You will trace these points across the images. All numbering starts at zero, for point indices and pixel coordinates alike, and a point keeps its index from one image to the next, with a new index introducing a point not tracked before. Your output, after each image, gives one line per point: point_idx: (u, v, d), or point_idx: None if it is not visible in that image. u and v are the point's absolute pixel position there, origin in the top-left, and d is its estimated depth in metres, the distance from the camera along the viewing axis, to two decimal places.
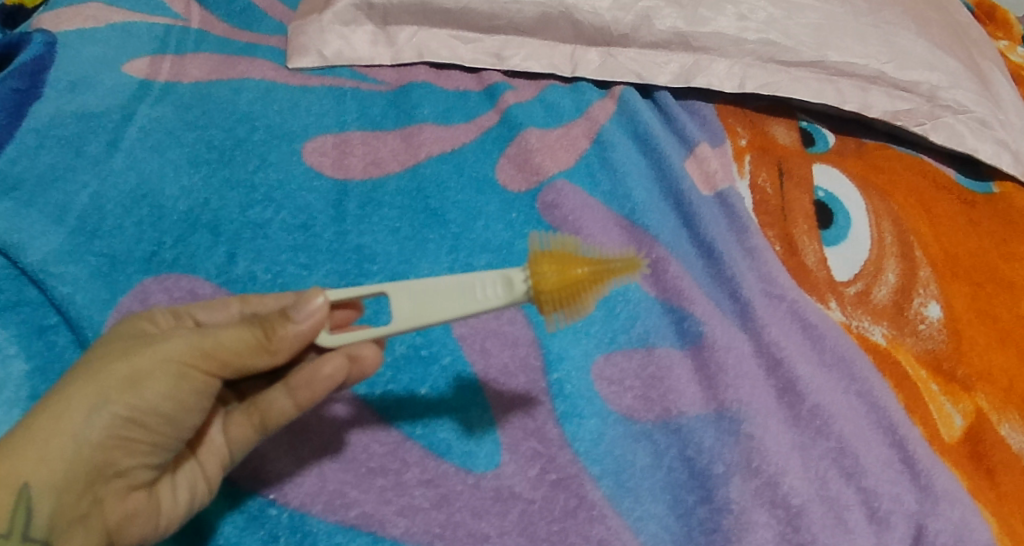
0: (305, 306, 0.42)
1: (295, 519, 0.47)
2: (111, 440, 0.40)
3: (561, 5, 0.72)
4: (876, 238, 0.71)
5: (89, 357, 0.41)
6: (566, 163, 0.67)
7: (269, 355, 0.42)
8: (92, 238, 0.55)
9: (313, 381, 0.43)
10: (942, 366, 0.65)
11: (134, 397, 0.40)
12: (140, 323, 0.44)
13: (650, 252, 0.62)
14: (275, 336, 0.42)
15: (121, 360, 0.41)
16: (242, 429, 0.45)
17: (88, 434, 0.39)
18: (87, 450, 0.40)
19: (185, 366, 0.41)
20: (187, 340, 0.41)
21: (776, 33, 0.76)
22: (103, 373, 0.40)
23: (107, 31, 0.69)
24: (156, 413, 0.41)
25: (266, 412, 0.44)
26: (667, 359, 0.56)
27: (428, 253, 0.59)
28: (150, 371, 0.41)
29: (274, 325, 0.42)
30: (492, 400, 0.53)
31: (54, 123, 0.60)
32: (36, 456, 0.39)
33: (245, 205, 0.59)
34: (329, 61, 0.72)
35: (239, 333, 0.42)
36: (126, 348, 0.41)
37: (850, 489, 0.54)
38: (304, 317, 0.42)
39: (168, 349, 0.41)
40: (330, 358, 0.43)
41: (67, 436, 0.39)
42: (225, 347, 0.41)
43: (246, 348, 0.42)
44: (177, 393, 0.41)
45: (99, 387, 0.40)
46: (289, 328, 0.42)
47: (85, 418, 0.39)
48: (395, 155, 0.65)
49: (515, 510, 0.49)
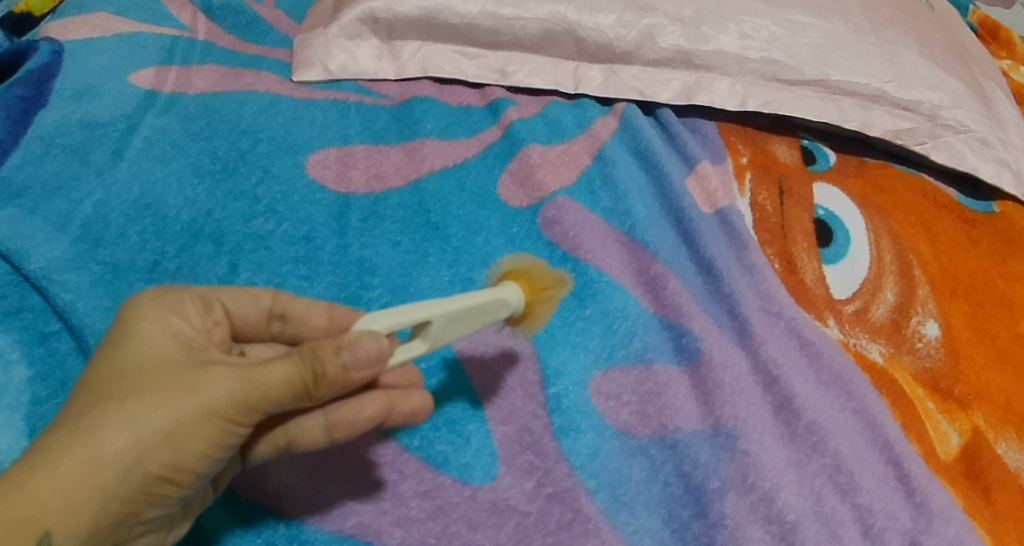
0: (361, 352, 0.40)
1: (292, 528, 0.47)
2: (141, 494, 0.39)
3: (565, 22, 0.73)
4: (875, 257, 0.72)
5: (121, 389, 0.39)
6: (567, 180, 0.68)
7: (309, 399, 0.41)
8: (96, 247, 0.56)
9: (356, 420, 0.45)
10: (940, 385, 0.65)
11: (173, 456, 0.39)
12: (171, 332, 0.41)
13: (650, 268, 0.62)
14: (323, 387, 0.40)
15: (161, 411, 0.38)
16: (266, 448, 0.44)
17: (120, 488, 0.38)
18: (118, 503, 0.38)
19: (227, 424, 0.39)
20: (232, 393, 0.39)
21: (778, 52, 0.77)
22: (143, 421, 0.38)
23: (114, 41, 0.71)
24: (191, 470, 0.40)
25: (300, 433, 0.44)
26: (664, 375, 0.56)
27: (428, 266, 0.60)
28: (189, 428, 0.39)
29: (327, 372, 0.40)
30: (489, 414, 0.53)
31: (61, 131, 0.61)
32: (62, 504, 0.37)
33: (248, 217, 0.60)
34: (333, 75, 0.73)
35: (284, 378, 0.40)
36: (164, 390, 0.39)
37: (845, 505, 0.54)
38: (358, 362, 0.40)
39: (212, 402, 0.39)
40: (373, 400, 0.46)
41: (97, 489, 0.37)
42: (270, 400, 0.40)
43: (286, 396, 0.40)
44: (212, 448, 0.40)
45: (136, 437, 0.38)
46: (339, 374, 0.40)
47: (121, 472, 0.38)
48: (397, 169, 0.66)
49: (510, 522, 0.49)
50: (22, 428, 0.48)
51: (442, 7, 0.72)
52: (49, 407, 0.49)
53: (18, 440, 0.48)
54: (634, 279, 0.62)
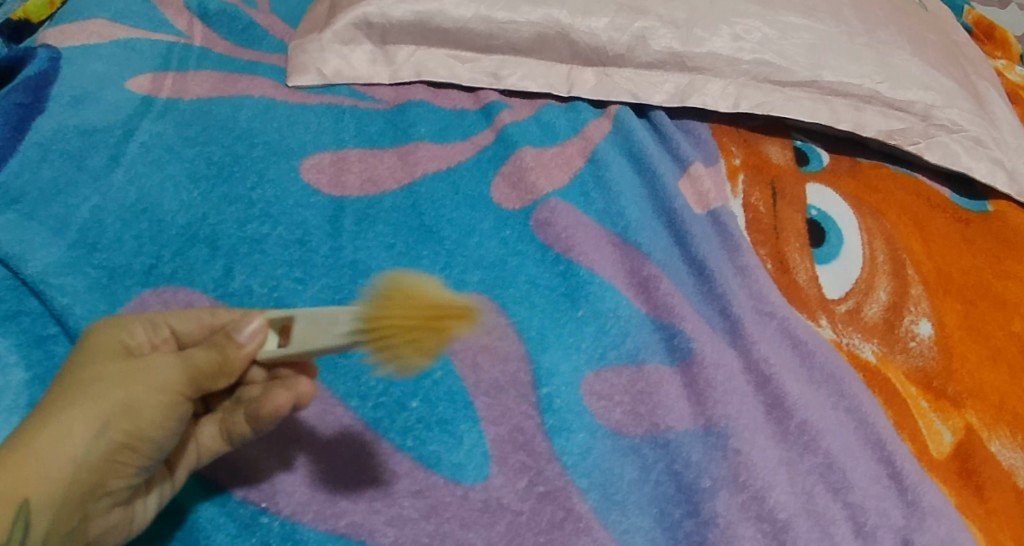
0: (249, 328, 0.43)
1: (286, 528, 0.48)
2: (107, 464, 0.40)
3: (558, 25, 0.74)
4: (867, 256, 0.72)
5: (78, 379, 0.41)
6: (560, 182, 0.68)
7: (227, 377, 0.43)
8: (92, 251, 0.56)
9: (263, 414, 0.43)
10: (932, 383, 0.65)
11: (132, 424, 0.40)
12: (119, 337, 0.43)
13: (642, 269, 0.63)
14: (228, 360, 0.42)
15: (116, 387, 0.40)
16: (211, 439, 0.45)
17: (87, 457, 0.39)
18: (86, 473, 0.39)
19: (176, 396, 0.41)
20: (176, 367, 0.41)
21: (770, 53, 0.77)
22: (100, 397, 0.40)
23: (111, 47, 0.71)
24: (150, 439, 0.41)
25: (232, 425, 0.44)
26: (656, 375, 0.57)
27: (422, 269, 0.60)
28: (144, 398, 0.40)
29: (232, 353, 0.42)
30: (481, 414, 0.54)
31: (58, 137, 0.62)
32: (33, 476, 0.38)
33: (243, 220, 0.60)
34: (328, 79, 0.74)
35: (209, 356, 0.42)
36: (116, 373, 0.41)
37: (837, 504, 0.55)
38: (251, 338, 0.43)
39: (162, 375, 0.41)
40: (275, 392, 0.43)
41: (66, 458, 0.39)
42: (203, 374, 0.42)
43: (212, 372, 0.42)
44: (167, 418, 0.41)
45: (97, 409, 0.40)
46: (240, 351, 0.42)
47: (86, 441, 0.39)
48: (391, 173, 0.67)
49: (503, 522, 0.50)
50: None
51: (436, 12, 0.73)
52: None
53: None
54: (627, 280, 0.63)
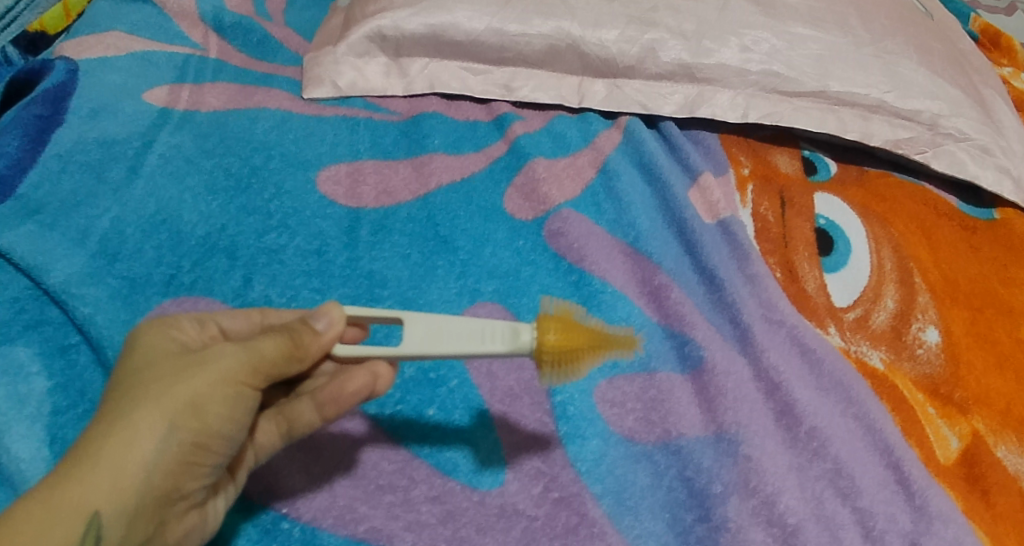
0: (325, 317, 0.46)
1: (306, 532, 0.49)
2: (179, 465, 0.42)
3: (568, 37, 0.74)
4: (876, 265, 0.73)
5: (137, 383, 0.42)
6: (572, 193, 0.69)
7: (299, 362, 0.45)
8: (113, 261, 0.58)
9: (340, 397, 0.46)
10: (940, 390, 0.66)
11: (199, 422, 0.42)
12: (171, 335, 0.45)
13: (654, 278, 0.64)
14: (303, 344, 0.45)
15: (180, 384, 0.42)
16: (268, 436, 0.47)
17: (158, 461, 0.41)
18: (158, 477, 0.41)
19: (240, 386, 0.43)
20: (238, 356, 0.43)
21: (779, 64, 0.77)
22: (164, 396, 0.42)
23: (128, 59, 0.73)
24: (217, 436, 0.43)
25: (294, 418, 0.47)
26: (668, 383, 0.58)
27: (437, 279, 0.61)
28: (208, 393, 0.42)
29: (306, 338, 0.45)
30: (496, 422, 0.55)
31: (78, 149, 0.63)
32: (107, 487, 0.40)
33: (261, 231, 0.62)
34: (342, 92, 0.76)
35: (277, 344, 0.44)
36: (176, 371, 0.43)
37: (845, 508, 0.55)
38: (327, 326, 0.46)
39: (222, 369, 0.43)
40: (356, 374, 0.46)
41: (137, 465, 0.41)
42: (270, 363, 0.44)
43: (283, 358, 0.45)
44: (233, 410, 0.43)
45: (162, 411, 0.41)
46: (316, 339, 0.46)
47: (156, 445, 0.41)
48: (406, 185, 0.68)
49: (518, 526, 0.51)
50: (43, 437, 0.50)
51: (448, 24, 0.74)
52: (70, 416, 0.51)
53: (38, 449, 0.49)
54: (638, 289, 0.64)
